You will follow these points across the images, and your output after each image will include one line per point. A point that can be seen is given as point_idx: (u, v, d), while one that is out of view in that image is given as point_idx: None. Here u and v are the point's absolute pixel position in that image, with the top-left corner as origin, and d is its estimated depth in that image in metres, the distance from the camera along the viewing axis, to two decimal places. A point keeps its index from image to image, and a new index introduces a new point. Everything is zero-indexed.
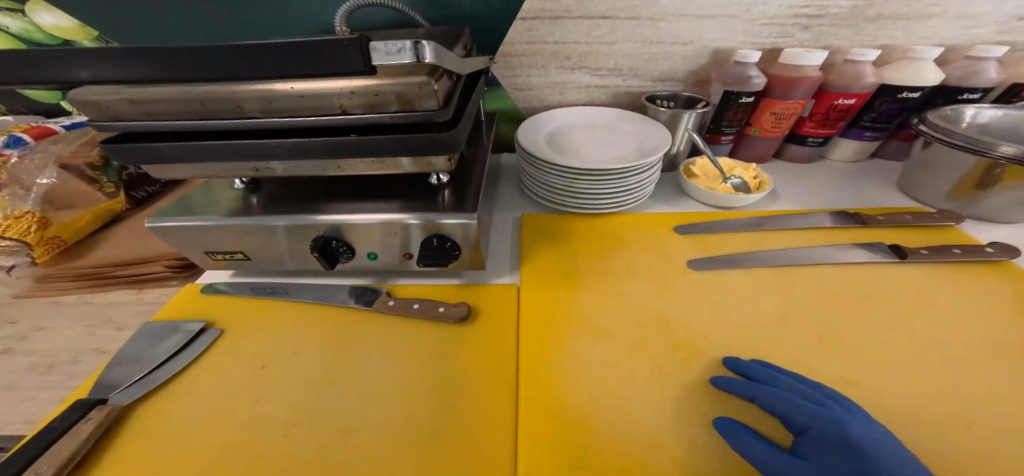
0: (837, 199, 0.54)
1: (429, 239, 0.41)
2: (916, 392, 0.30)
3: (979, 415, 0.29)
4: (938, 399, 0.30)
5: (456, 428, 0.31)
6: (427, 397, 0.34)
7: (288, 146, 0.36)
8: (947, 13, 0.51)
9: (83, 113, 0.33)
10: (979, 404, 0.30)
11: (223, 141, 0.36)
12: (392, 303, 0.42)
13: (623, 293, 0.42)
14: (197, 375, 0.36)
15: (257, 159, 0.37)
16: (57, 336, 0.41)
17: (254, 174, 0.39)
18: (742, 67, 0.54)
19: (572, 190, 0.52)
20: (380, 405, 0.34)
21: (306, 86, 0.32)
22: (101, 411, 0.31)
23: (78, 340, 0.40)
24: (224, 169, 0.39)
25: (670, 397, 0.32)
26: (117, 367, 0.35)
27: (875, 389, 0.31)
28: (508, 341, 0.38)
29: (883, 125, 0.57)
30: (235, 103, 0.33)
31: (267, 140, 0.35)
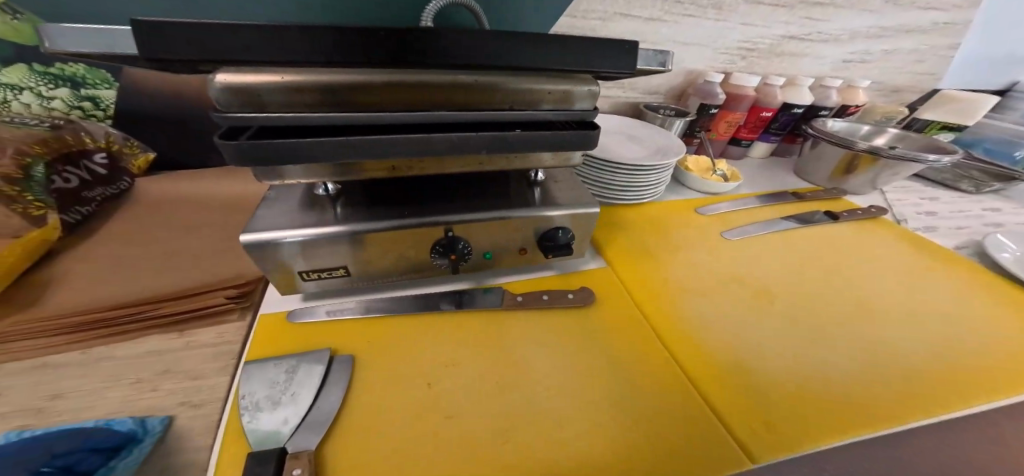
0: (774, 184, 0.76)
1: (556, 231, 0.44)
2: (873, 300, 0.49)
3: (912, 311, 0.48)
4: (891, 307, 0.49)
5: (646, 389, 0.37)
6: (603, 374, 0.38)
7: (444, 140, 0.33)
8: (822, 57, 0.73)
9: (218, 100, 0.27)
10: (910, 305, 0.49)
11: (361, 136, 0.32)
12: (521, 298, 0.44)
13: (693, 263, 0.52)
14: (366, 409, 0.33)
15: (404, 155, 0.33)
16: (96, 402, 0.31)
17: (387, 173, 0.36)
18: (711, 85, 0.70)
19: (619, 185, 0.61)
20: (567, 389, 0.36)
21: (489, 80, 0.32)
22: (296, 459, 0.27)
23: (141, 400, 0.31)
24: (349, 169, 0.35)
25: (766, 332, 0.44)
26: (265, 413, 0.29)
27: (855, 304, 0.49)
28: (636, 314, 0.45)
29: (782, 132, 0.79)
30: (387, 100, 0.31)
31: (431, 133, 0.33)
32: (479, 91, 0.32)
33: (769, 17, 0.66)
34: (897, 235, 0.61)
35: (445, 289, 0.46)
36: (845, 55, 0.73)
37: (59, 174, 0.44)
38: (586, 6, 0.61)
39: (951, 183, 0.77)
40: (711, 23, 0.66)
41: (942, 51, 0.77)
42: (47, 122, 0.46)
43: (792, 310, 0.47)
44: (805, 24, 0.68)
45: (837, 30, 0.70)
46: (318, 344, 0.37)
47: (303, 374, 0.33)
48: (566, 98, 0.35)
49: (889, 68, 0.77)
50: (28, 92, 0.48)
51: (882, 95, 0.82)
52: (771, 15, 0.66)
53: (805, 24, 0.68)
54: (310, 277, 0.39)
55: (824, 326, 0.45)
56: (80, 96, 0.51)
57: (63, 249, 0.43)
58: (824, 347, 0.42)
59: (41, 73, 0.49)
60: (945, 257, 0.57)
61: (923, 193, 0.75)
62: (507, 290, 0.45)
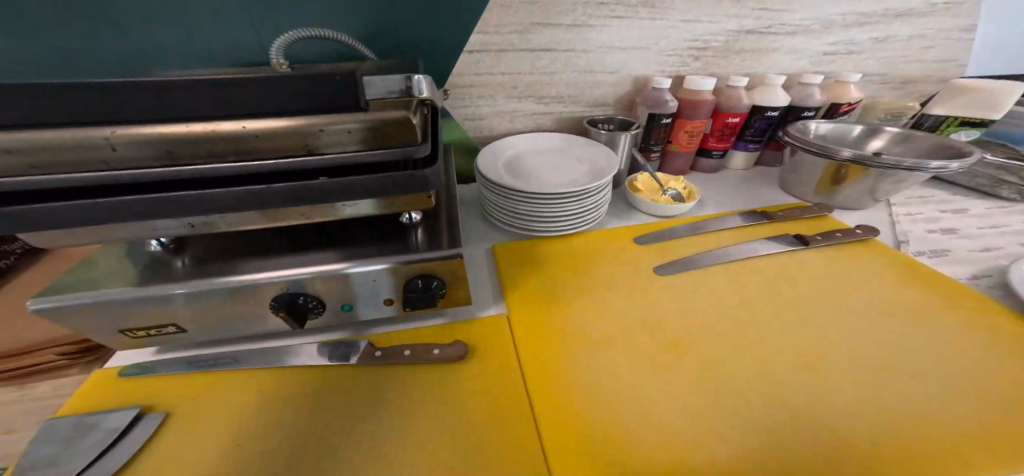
0: (750, 200, 0.64)
1: (413, 281, 0.39)
2: (824, 354, 0.40)
3: (881, 376, 0.37)
4: (851, 366, 0.38)
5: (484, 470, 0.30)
6: (444, 443, 0.32)
7: (229, 195, 0.29)
8: (795, 49, 0.63)
9: None
10: (881, 365, 0.39)
11: (131, 193, 0.28)
12: (379, 353, 0.39)
13: (606, 307, 0.45)
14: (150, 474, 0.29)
15: (182, 215, 0.29)
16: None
17: (189, 230, 0.33)
18: (659, 92, 0.62)
19: (539, 213, 0.55)
20: (390, 462, 0.31)
21: (260, 126, 0.28)
22: None
23: None
24: (140, 230, 0.31)
25: (668, 393, 0.36)
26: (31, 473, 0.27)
27: (799, 358, 0.39)
28: (512, 370, 0.39)
29: (760, 138, 0.67)
30: (142, 152, 0.26)
31: (207, 192, 0.29)
32: (255, 139, 0.28)
33: (715, 9, 0.59)
34: (887, 264, 0.49)
35: (308, 341, 0.42)
36: (823, 47, 0.63)
37: None
38: (497, 20, 0.57)
39: (987, 189, 0.62)
40: (646, 23, 0.60)
41: (951, 33, 0.64)
42: None
43: (711, 365, 0.39)
44: (762, 16, 0.60)
45: (805, 20, 0.60)
46: (138, 399, 0.35)
47: (97, 434, 0.31)
48: (382, 134, 0.30)
49: (884, 58, 0.65)
50: None
51: (890, 88, 0.69)
52: (718, 7, 0.58)
53: (763, 16, 0.60)
54: (135, 335, 0.36)
55: (746, 387, 0.37)
56: None
57: None
58: (735, 420, 0.34)
59: None
60: (946, 294, 0.45)
61: (945, 204, 0.60)
62: (368, 343, 0.40)
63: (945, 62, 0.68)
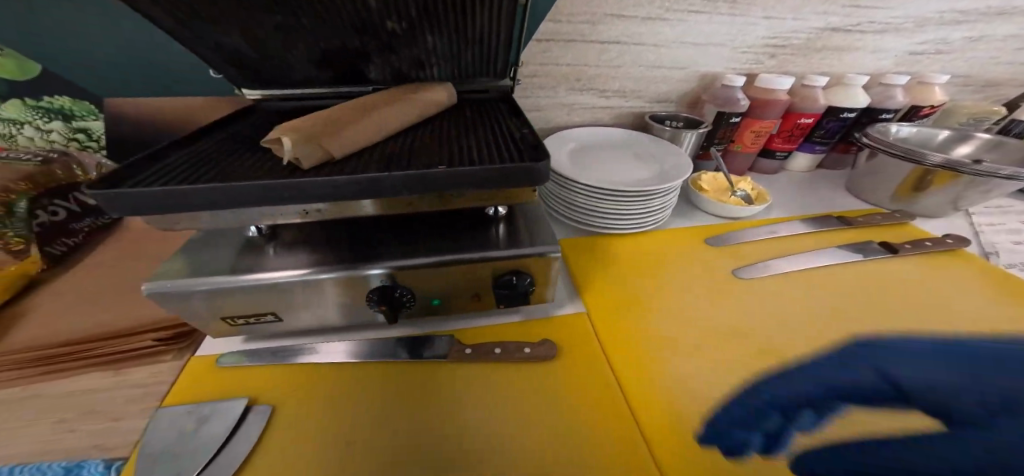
0: (819, 204, 0.62)
1: (510, 277, 0.39)
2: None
3: None
4: None
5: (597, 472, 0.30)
6: (552, 443, 0.32)
7: (351, 184, 0.29)
8: (873, 49, 0.61)
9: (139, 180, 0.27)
10: None
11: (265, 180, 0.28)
12: (469, 351, 0.39)
13: (687, 309, 0.44)
14: (270, 466, 0.29)
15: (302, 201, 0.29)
16: (12, 441, 0.31)
17: (301, 218, 0.34)
18: (731, 90, 0.60)
19: (610, 211, 0.53)
20: (502, 461, 0.31)
21: None
22: None
23: (55, 442, 0.31)
24: (261, 214, 0.33)
25: (771, 400, 0.35)
26: (163, 465, 0.28)
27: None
28: (602, 373, 0.38)
29: (830, 140, 0.65)
30: None
31: (334, 178, 0.28)
32: None
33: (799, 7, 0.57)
34: (977, 276, 0.47)
35: (387, 335, 0.42)
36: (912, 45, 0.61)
37: (44, 208, 0.46)
38: (569, 10, 0.55)
39: None
40: (725, 19, 0.58)
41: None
42: (42, 156, 0.48)
43: (810, 374, 0.38)
44: (851, 13, 0.58)
45: (897, 19, 0.58)
46: (239, 391, 0.35)
47: (213, 427, 0.31)
48: None
49: (969, 59, 0.64)
50: (29, 126, 0.50)
51: (967, 91, 0.68)
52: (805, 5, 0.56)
53: (852, 12, 0.57)
54: (235, 323, 0.36)
55: (848, 396, 0.36)
56: (72, 128, 0.51)
57: (43, 285, 0.45)
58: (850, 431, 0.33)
59: (33, 107, 0.49)
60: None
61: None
62: (456, 340, 0.40)
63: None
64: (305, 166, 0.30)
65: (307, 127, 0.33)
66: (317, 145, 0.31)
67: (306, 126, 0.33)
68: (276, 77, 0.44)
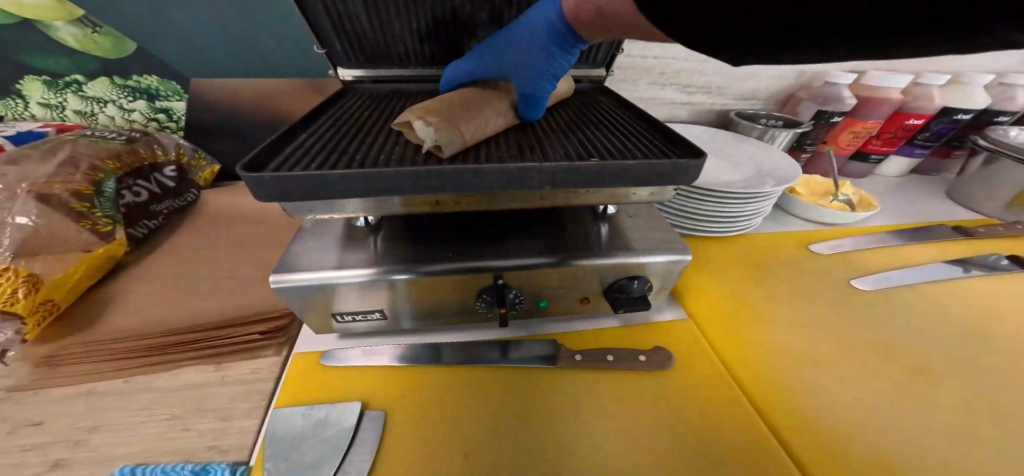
0: (921, 211, 0.58)
1: (628, 281, 0.37)
2: None
3: None
4: None
5: None
6: (696, 460, 0.30)
7: (499, 173, 0.27)
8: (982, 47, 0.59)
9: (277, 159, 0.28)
10: None
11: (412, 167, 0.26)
12: (579, 357, 0.37)
13: (802, 323, 0.42)
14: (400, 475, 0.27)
15: (446, 187, 0.27)
16: (128, 437, 0.29)
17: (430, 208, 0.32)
18: (836, 87, 0.58)
19: (704, 214, 0.51)
20: None
21: None
22: None
23: (168, 440, 0.29)
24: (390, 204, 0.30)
25: (918, 425, 0.33)
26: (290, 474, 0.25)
27: None
28: (724, 383, 0.36)
29: (933, 142, 0.63)
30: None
31: (485, 166, 0.27)
32: None
33: None
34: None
35: (487, 337, 0.40)
36: None
37: (126, 188, 0.45)
38: None
39: None
40: None
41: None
42: (125, 135, 0.48)
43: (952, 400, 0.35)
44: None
45: None
46: (351, 392, 0.33)
47: (336, 427, 0.29)
48: None
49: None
50: (113, 105, 0.51)
51: None
52: None
53: None
54: (342, 320, 0.35)
55: (999, 427, 0.33)
56: (155, 108, 0.53)
57: (127, 266, 0.44)
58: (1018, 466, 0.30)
59: (122, 87, 0.51)
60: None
61: None
62: (562, 346, 0.38)
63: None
64: (445, 153, 0.29)
65: (436, 108, 0.32)
66: (453, 129, 0.30)
67: (436, 108, 0.32)
68: (379, 54, 0.44)
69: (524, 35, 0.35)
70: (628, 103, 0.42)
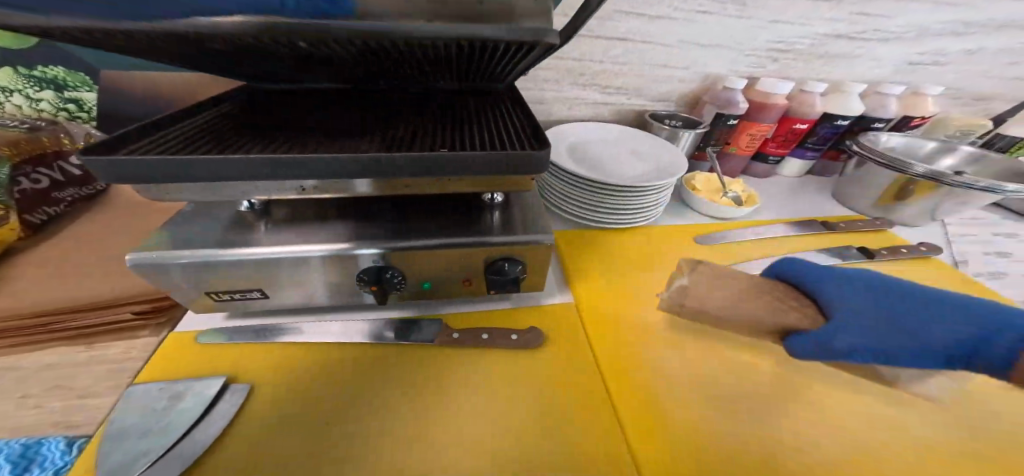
0: (804, 208, 0.64)
1: (502, 263, 0.39)
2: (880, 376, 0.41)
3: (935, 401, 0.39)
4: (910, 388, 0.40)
5: (574, 453, 0.31)
6: (534, 431, 0.33)
7: (354, 161, 0.30)
8: (867, 57, 0.63)
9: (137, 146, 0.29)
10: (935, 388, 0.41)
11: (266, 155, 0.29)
12: (457, 335, 0.39)
13: (675, 307, 0.46)
14: (247, 443, 0.29)
15: (303, 177, 0.30)
16: None
17: (299, 195, 0.32)
18: (731, 92, 0.63)
19: (603, 206, 0.55)
20: (485, 441, 0.32)
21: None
22: None
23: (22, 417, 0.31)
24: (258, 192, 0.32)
25: (740, 396, 0.37)
26: (126, 442, 0.27)
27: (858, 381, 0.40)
28: (586, 360, 0.39)
29: (821, 146, 0.69)
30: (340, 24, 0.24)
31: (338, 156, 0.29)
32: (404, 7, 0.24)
33: (807, 10, 0.58)
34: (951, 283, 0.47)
35: (381, 315, 0.42)
36: (912, 55, 0.63)
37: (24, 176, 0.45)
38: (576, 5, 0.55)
39: None
40: (730, 21, 0.59)
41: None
42: (24, 123, 0.48)
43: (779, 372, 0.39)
44: (857, 21, 0.59)
45: (901, 28, 0.59)
46: (220, 368, 0.35)
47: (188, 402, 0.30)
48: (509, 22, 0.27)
49: (968, 71, 0.66)
50: (18, 94, 0.51)
51: (955, 104, 0.71)
52: (812, 9, 0.57)
53: (858, 21, 0.59)
54: (220, 298, 0.35)
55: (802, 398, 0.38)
56: (63, 98, 0.53)
57: (18, 251, 0.44)
58: (805, 429, 0.35)
59: (26, 76, 0.50)
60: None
61: (994, 227, 0.60)
62: (445, 324, 0.40)
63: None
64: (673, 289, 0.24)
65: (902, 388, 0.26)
66: None
67: None
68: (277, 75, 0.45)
69: (934, 311, 0.30)
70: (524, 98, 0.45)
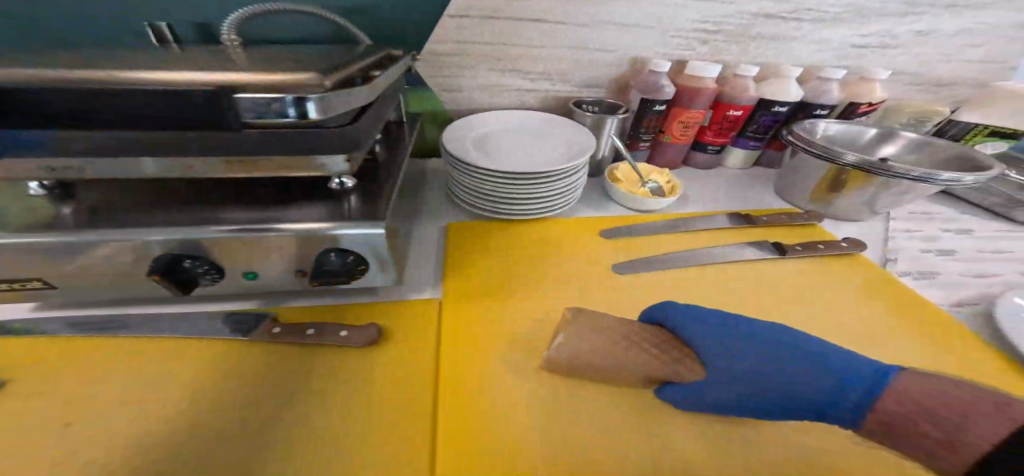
0: (734, 201, 0.59)
1: (327, 254, 0.33)
2: None
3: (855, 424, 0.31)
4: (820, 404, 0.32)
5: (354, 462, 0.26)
6: (311, 445, 0.27)
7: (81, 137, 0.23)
8: (805, 38, 0.58)
9: None
10: None
11: None
12: (275, 331, 0.34)
13: (556, 306, 0.40)
14: None
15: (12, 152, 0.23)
16: None
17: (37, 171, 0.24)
18: (657, 75, 0.58)
19: (500, 196, 0.50)
20: (255, 446, 0.27)
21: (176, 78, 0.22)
22: None
23: None
24: None
25: (592, 405, 0.31)
26: None
27: None
28: (423, 358, 0.34)
29: (762, 135, 0.64)
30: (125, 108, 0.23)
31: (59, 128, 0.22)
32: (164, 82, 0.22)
33: None
34: (871, 281, 0.41)
35: (214, 308, 0.37)
36: (854, 37, 0.58)
37: None
38: None
39: (1001, 211, 0.55)
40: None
41: (1004, 30, 0.59)
42: None
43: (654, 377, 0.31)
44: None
45: (834, 6, 0.55)
46: None
47: None
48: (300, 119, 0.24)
49: (921, 54, 0.61)
50: None
51: (912, 90, 0.65)
52: None
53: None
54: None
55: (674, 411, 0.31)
56: None
57: None
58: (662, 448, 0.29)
59: None
60: (931, 329, 0.36)
61: (950, 222, 0.53)
62: (268, 319, 0.35)
63: (987, 65, 0.63)
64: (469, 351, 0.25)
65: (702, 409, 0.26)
66: None
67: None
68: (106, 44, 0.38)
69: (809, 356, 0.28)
70: (394, 75, 0.40)
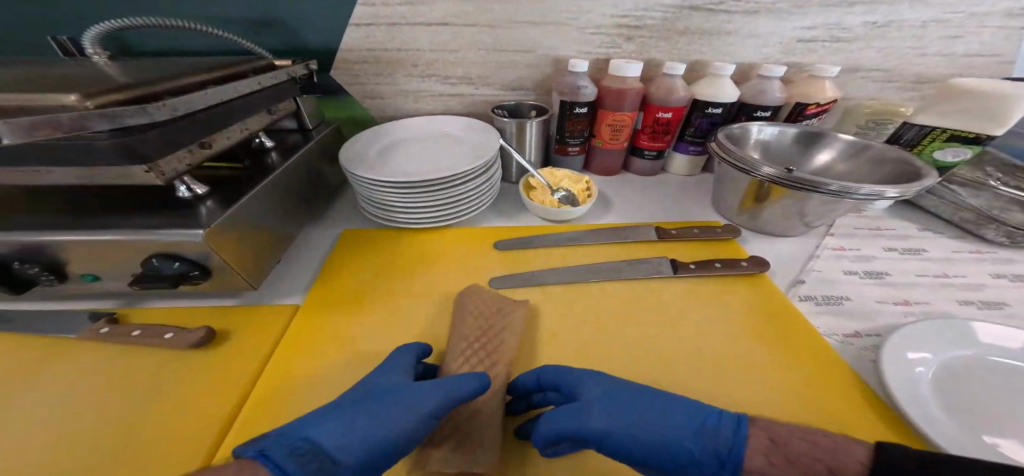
0: (658, 212, 0.55)
1: (154, 261, 0.33)
2: None
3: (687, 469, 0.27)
4: None
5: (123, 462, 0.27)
6: (96, 444, 0.28)
7: None
8: (741, 31, 0.53)
9: None
10: None
11: None
12: (106, 330, 0.35)
13: (409, 319, 0.39)
14: None
15: None
16: None
17: None
18: (573, 76, 0.54)
19: (388, 206, 0.48)
20: (49, 440, 0.28)
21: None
22: None
23: None
24: None
25: None
26: None
27: None
28: (248, 363, 0.34)
29: (702, 139, 0.59)
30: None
31: None
32: None
33: None
34: (755, 307, 0.37)
35: (77, 308, 0.39)
36: (795, 31, 0.52)
37: None
38: None
39: (970, 229, 0.48)
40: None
41: (987, 18, 0.51)
42: None
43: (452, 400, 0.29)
44: None
45: None
46: None
47: None
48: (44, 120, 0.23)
49: (883, 48, 0.54)
50: None
51: (880, 89, 0.58)
52: None
53: None
54: None
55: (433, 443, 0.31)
56: None
57: None
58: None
59: None
60: (808, 366, 0.31)
61: (900, 240, 0.46)
62: (109, 318, 0.36)
63: (972, 59, 0.55)
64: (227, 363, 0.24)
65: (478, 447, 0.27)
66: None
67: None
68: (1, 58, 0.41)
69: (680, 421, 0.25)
70: (258, 86, 0.39)
